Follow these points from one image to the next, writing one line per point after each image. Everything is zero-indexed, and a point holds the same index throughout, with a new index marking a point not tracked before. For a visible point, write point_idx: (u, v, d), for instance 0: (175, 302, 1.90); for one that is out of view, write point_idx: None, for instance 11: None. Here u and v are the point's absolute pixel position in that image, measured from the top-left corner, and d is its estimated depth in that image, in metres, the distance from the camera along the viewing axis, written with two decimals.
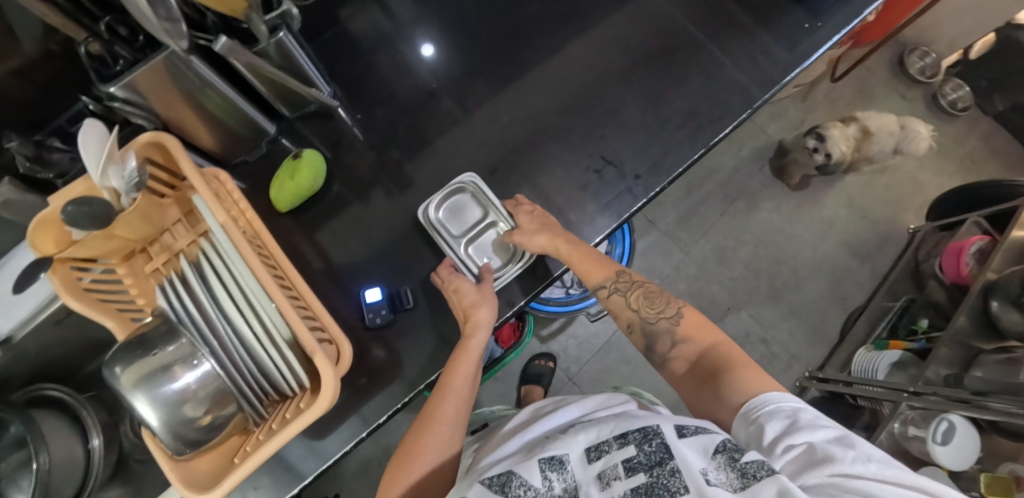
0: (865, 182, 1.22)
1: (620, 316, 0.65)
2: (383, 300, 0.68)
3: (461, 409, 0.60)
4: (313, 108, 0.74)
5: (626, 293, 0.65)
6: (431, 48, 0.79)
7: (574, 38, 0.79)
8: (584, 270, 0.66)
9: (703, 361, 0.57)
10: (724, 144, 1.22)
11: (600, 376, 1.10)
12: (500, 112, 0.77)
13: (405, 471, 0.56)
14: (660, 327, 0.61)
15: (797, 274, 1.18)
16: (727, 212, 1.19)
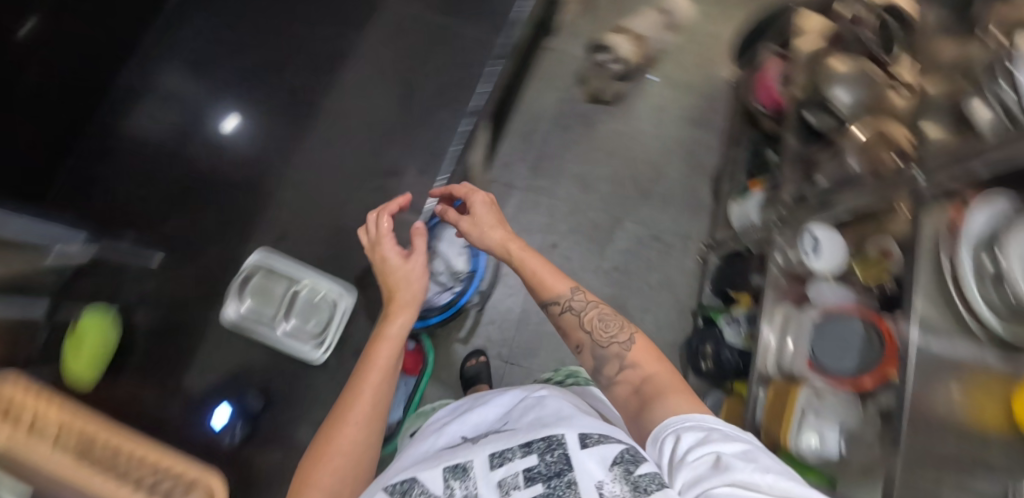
0: (673, 56, 1.29)
1: (572, 334, 0.70)
2: (230, 419, 0.93)
3: (377, 406, 0.65)
4: (98, 268, 0.99)
5: (580, 315, 0.70)
6: (235, 120, 1.12)
7: (336, 79, 1.15)
8: (540, 284, 0.73)
9: (645, 387, 0.59)
10: (538, 82, 1.24)
11: (532, 344, 1.12)
12: (306, 147, 1.11)
13: (318, 472, 0.59)
14: (611, 350, 0.65)
15: (655, 164, 1.23)
16: (570, 141, 1.22)
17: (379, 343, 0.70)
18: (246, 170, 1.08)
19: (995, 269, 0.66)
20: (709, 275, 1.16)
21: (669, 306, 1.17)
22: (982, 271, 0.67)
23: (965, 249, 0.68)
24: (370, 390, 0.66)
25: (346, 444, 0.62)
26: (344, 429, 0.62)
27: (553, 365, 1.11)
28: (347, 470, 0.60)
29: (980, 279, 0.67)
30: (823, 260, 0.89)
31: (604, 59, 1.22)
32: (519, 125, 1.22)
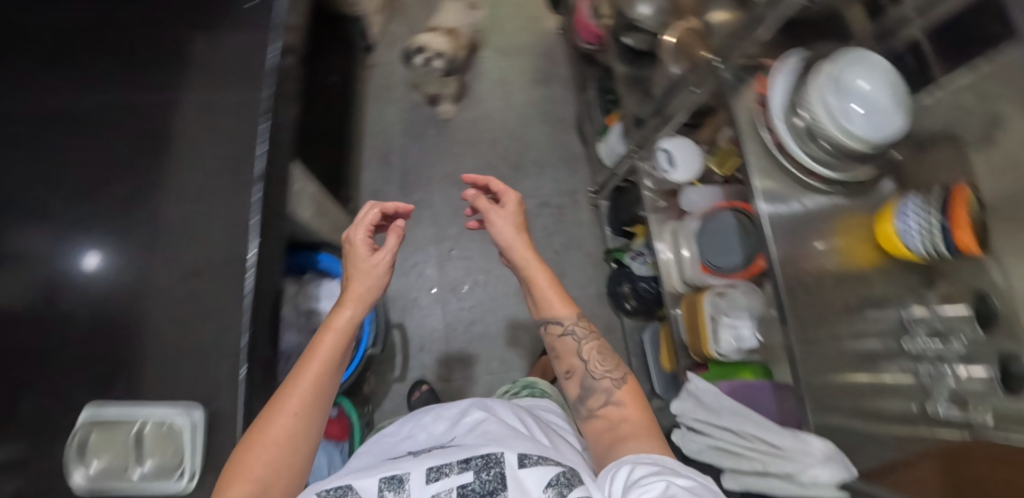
0: (496, 29, 1.32)
1: (567, 359, 0.74)
2: None
3: (318, 399, 0.61)
4: None
5: (577, 344, 0.75)
6: (92, 256, 0.79)
7: (169, 154, 0.84)
8: (554, 306, 0.76)
9: (620, 426, 0.65)
10: (376, 100, 1.24)
11: (467, 353, 1.12)
12: (171, 257, 0.78)
13: (250, 460, 0.54)
14: (599, 383, 0.70)
15: (517, 135, 1.24)
16: (430, 146, 1.22)
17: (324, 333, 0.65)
18: (91, 303, 0.76)
19: (808, 123, 0.67)
20: (604, 218, 1.17)
21: (581, 262, 1.19)
22: (797, 129, 0.69)
23: (780, 114, 0.69)
24: (309, 382, 0.61)
25: (276, 437, 0.56)
26: (275, 420, 0.57)
27: (493, 361, 1.13)
28: (276, 468, 0.55)
29: (800, 137, 0.69)
30: (681, 172, 0.89)
31: (418, 63, 1.17)
32: (373, 149, 1.20)
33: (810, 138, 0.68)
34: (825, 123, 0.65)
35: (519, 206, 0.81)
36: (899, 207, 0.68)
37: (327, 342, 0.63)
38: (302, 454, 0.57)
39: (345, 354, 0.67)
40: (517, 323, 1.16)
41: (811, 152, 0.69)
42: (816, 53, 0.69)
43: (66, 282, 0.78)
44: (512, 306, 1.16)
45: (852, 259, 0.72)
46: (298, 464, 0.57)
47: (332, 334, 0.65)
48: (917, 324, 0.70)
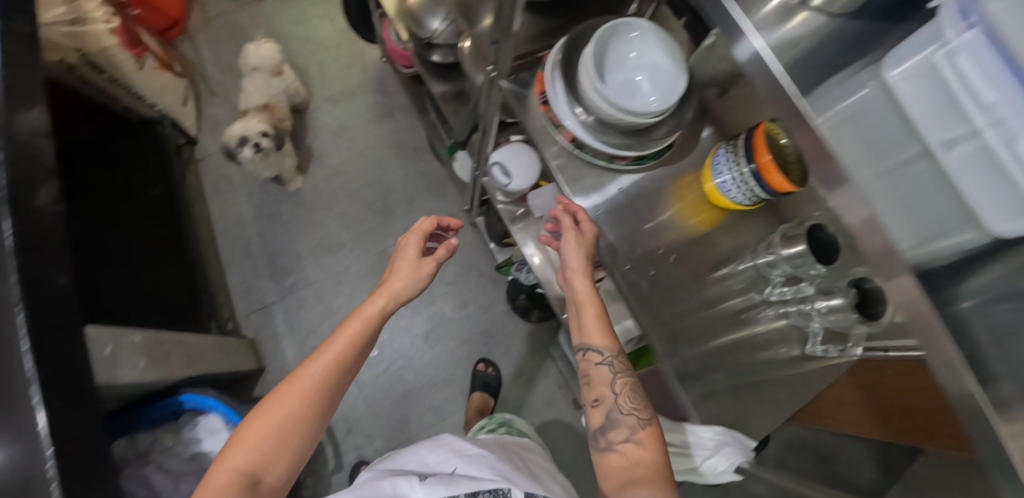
0: (321, 77, 1.25)
1: (594, 386, 0.60)
2: None
3: (331, 388, 0.58)
4: None
5: (615, 373, 0.60)
6: None
7: None
8: (592, 327, 0.62)
9: (636, 472, 0.52)
10: (218, 193, 1.16)
11: (397, 417, 1.09)
12: None
13: (258, 433, 0.54)
14: (625, 418, 0.57)
15: (375, 180, 1.19)
16: (289, 222, 1.15)
17: (349, 319, 0.62)
18: None
19: (593, 114, 0.61)
20: (485, 235, 1.13)
21: (480, 284, 1.16)
22: (585, 123, 0.62)
23: (566, 110, 0.61)
24: (323, 369, 0.58)
25: (285, 413, 0.55)
26: (290, 393, 0.56)
27: (425, 414, 1.10)
28: (279, 445, 0.54)
29: (591, 130, 0.62)
30: (518, 179, 0.84)
31: (251, 156, 1.02)
32: (232, 247, 1.13)
33: (602, 128, 0.62)
34: (607, 110, 0.59)
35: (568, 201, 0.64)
36: (714, 160, 0.64)
37: (352, 329, 0.60)
38: (304, 436, 0.56)
39: (370, 342, 0.64)
40: (438, 368, 1.12)
41: (608, 142, 0.63)
42: (578, 36, 0.62)
43: None
44: (426, 354, 1.12)
45: (692, 223, 0.69)
46: (299, 449, 0.56)
47: (359, 319, 0.61)
48: (774, 271, 0.66)
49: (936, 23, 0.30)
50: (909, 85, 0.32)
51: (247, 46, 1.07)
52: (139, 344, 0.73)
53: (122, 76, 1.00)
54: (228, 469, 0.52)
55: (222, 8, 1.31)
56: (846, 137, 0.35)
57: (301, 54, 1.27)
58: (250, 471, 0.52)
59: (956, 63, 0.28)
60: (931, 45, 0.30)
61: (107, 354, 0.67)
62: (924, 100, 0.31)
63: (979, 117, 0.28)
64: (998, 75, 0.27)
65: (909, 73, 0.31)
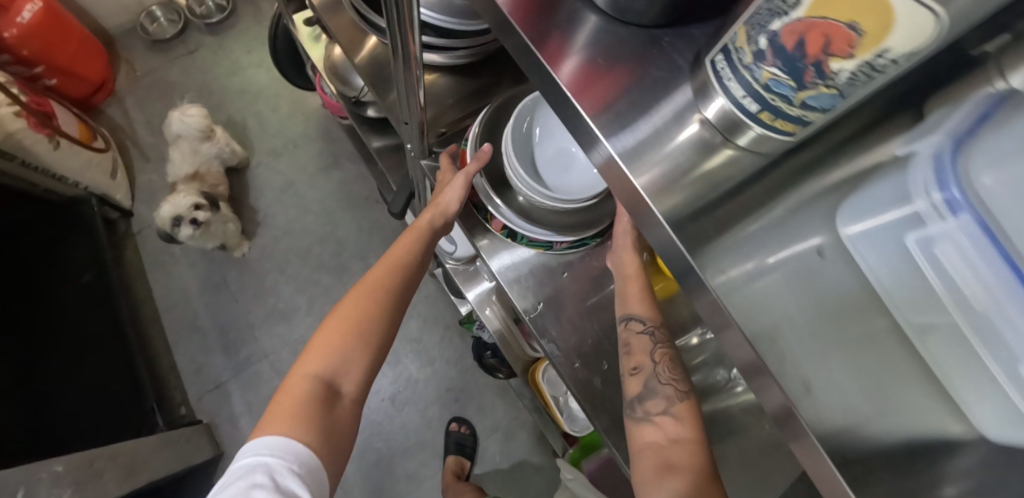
0: (261, 131, 1.18)
1: (634, 355, 0.49)
2: None
3: (399, 300, 0.52)
4: None
5: (657, 341, 0.49)
6: None
7: None
8: (635, 296, 0.50)
9: (675, 459, 0.41)
10: (160, 266, 1.09)
11: (370, 489, 1.03)
12: None
13: (326, 343, 0.49)
14: (663, 389, 0.47)
15: (326, 236, 1.12)
16: (238, 290, 1.09)
17: (407, 231, 0.54)
18: None
19: (522, 197, 0.53)
20: (445, 288, 1.07)
21: (446, 337, 1.11)
22: (518, 209, 0.54)
23: (489, 195, 0.54)
24: (391, 280, 0.52)
25: (353, 318, 0.50)
26: (359, 296, 0.51)
27: (399, 482, 1.04)
28: (347, 365, 0.49)
29: (526, 215, 0.53)
30: (463, 247, 0.74)
31: (190, 232, 0.96)
32: (177, 324, 1.06)
33: (540, 212, 0.53)
34: (532, 195, 0.51)
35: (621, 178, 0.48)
36: None
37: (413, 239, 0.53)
38: (377, 349, 0.51)
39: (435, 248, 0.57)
40: (409, 430, 1.07)
41: (551, 225, 0.53)
42: (497, 120, 0.57)
43: None
44: (395, 417, 1.07)
45: None
46: (372, 365, 0.50)
47: (420, 228, 0.54)
48: None
49: (899, 179, 0.22)
50: (870, 250, 0.24)
51: (173, 112, 1.03)
52: (61, 473, 0.67)
53: (36, 159, 0.92)
54: (304, 376, 0.47)
55: (151, 64, 1.24)
56: (786, 309, 0.26)
57: (237, 107, 1.20)
58: (326, 377, 0.48)
59: (936, 251, 0.21)
60: (898, 209, 0.22)
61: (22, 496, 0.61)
62: (888, 273, 0.23)
63: (963, 318, 0.21)
64: (999, 282, 0.19)
65: (870, 236, 0.23)
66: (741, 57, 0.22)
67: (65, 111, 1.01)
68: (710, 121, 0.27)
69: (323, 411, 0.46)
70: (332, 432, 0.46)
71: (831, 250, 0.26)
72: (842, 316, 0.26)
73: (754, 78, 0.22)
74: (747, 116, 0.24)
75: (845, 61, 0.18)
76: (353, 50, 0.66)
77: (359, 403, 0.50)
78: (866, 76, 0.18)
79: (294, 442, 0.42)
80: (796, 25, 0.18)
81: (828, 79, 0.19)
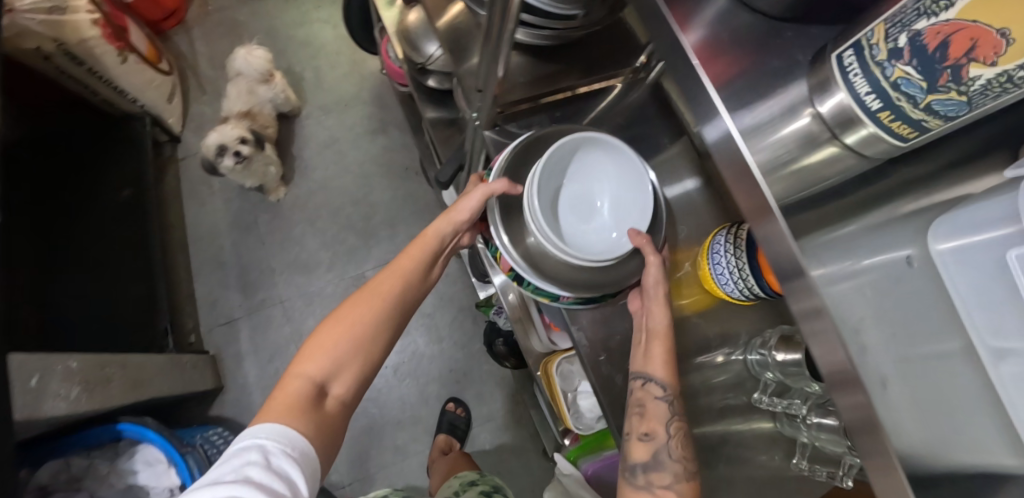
0: (316, 85, 1.20)
1: (645, 420, 0.49)
2: None
3: (402, 303, 0.54)
4: None
5: (673, 413, 0.49)
6: None
7: None
8: (655, 356, 0.50)
9: None
10: (197, 196, 1.11)
11: (357, 452, 1.04)
12: None
13: (324, 344, 0.50)
14: (672, 464, 0.47)
15: (360, 198, 1.13)
16: (266, 234, 1.10)
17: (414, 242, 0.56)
18: None
19: (533, 237, 0.52)
20: (468, 268, 1.07)
21: (458, 319, 1.11)
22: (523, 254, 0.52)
23: (496, 222, 0.54)
24: (397, 285, 0.54)
25: (355, 324, 0.51)
26: (361, 303, 0.52)
27: (385, 451, 1.04)
28: (344, 364, 0.51)
29: (532, 259, 0.52)
30: None
31: (231, 165, 0.96)
32: (203, 255, 1.07)
33: (547, 261, 0.52)
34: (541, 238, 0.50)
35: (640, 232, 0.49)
36: (711, 245, 0.59)
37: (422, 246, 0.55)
38: (372, 353, 0.53)
39: (443, 256, 0.59)
40: (406, 403, 1.07)
41: (558, 274, 0.52)
42: (533, 150, 0.57)
43: None
44: (395, 388, 1.07)
45: (681, 303, 0.63)
46: (369, 366, 0.53)
47: (431, 237, 0.56)
48: (766, 373, 0.60)
49: (1012, 199, 0.22)
50: (955, 267, 0.24)
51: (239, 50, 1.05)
52: (74, 371, 0.68)
53: (102, 70, 0.94)
54: (298, 376, 0.49)
55: (224, 2, 1.26)
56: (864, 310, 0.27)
57: (299, 58, 1.22)
58: (321, 378, 0.49)
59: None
60: (1001, 229, 0.22)
61: (36, 383, 0.62)
62: (979, 295, 0.23)
63: None
64: None
65: (963, 256, 0.24)
66: (873, 54, 0.22)
67: (137, 29, 1.04)
68: (823, 116, 0.27)
69: (314, 410, 0.48)
70: (324, 430, 0.47)
71: (921, 261, 0.27)
72: (917, 338, 0.26)
73: (884, 76, 0.22)
74: (865, 113, 0.24)
75: (986, 68, 0.19)
76: (435, 15, 0.67)
77: (349, 404, 0.52)
78: (1002, 85, 0.19)
79: (290, 432, 0.44)
80: (943, 26, 0.19)
81: (963, 84, 0.20)
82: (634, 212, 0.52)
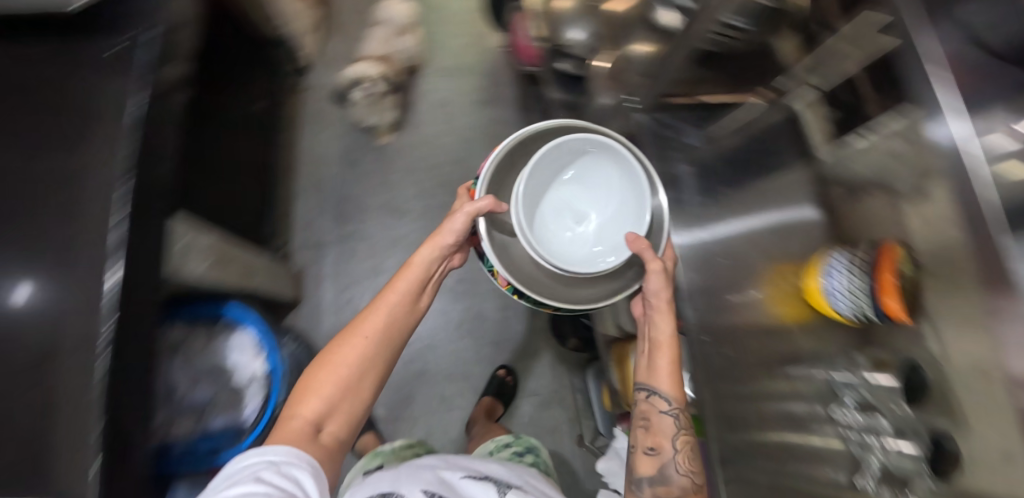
0: (438, 45, 1.24)
1: (654, 433, 0.61)
2: None
3: (392, 331, 0.63)
4: None
5: (679, 428, 0.61)
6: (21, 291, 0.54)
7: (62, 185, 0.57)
8: (665, 372, 0.62)
9: None
10: (311, 125, 1.18)
11: (406, 393, 1.09)
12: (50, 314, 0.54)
13: (317, 383, 0.60)
14: (678, 476, 0.59)
15: (459, 160, 1.18)
16: (367, 174, 1.16)
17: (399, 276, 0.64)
18: None
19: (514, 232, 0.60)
20: None
21: None
22: (516, 265, 0.61)
23: (485, 235, 0.61)
24: (385, 318, 0.63)
25: (347, 362, 0.61)
26: (350, 344, 0.61)
27: (432, 400, 1.09)
28: (348, 390, 0.61)
29: (517, 263, 0.60)
30: None
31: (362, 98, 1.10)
32: (307, 180, 1.14)
33: (542, 269, 0.61)
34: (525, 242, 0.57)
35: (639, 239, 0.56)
36: (827, 263, 0.62)
37: (409, 281, 0.64)
38: (361, 387, 0.62)
39: (430, 282, 0.68)
40: (460, 360, 1.11)
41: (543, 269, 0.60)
42: (519, 151, 0.63)
43: None
44: (453, 343, 1.12)
45: (778, 312, 0.68)
46: (370, 384, 0.63)
47: (416, 273, 0.64)
48: (846, 392, 0.59)
49: None
50: None
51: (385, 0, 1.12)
52: (205, 248, 0.75)
53: None
54: (297, 415, 0.58)
55: None
56: None
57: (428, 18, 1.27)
58: (315, 417, 0.58)
59: None
60: None
61: (178, 248, 0.69)
62: None
63: None
64: None
65: None
66: None
67: None
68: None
69: (309, 441, 0.56)
70: (326, 457, 0.57)
71: None
72: None
73: None
74: None
75: None
76: None
77: (343, 436, 0.61)
78: None
79: (293, 451, 0.53)
80: None
81: None
82: (622, 223, 0.60)
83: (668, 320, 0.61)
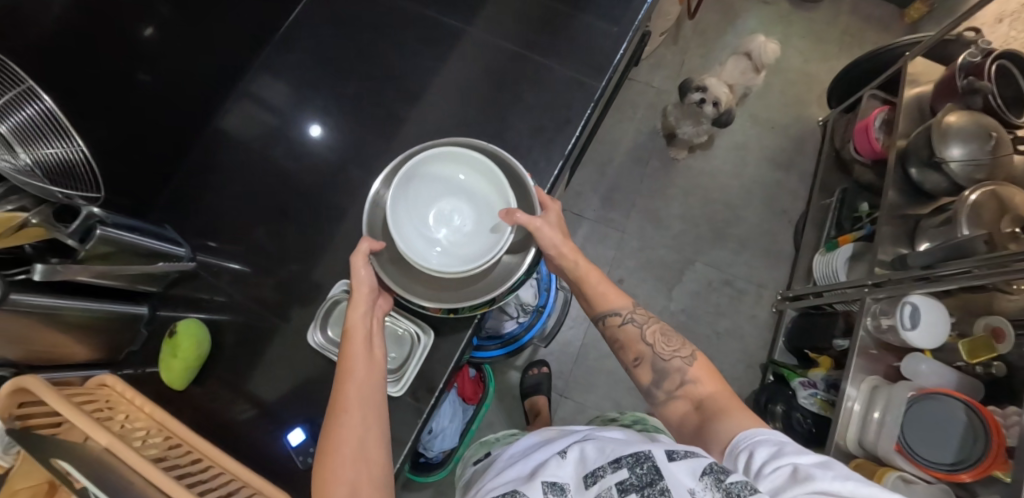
0: (761, 96, 1.26)
1: (631, 348, 0.63)
2: (307, 438, 0.71)
3: (371, 383, 0.54)
4: (176, 275, 0.79)
5: (643, 332, 0.63)
6: (317, 128, 0.88)
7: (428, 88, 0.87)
8: (604, 293, 0.64)
9: (703, 406, 0.54)
10: (619, 113, 1.23)
11: (588, 381, 1.10)
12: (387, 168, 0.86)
13: (328, 471, 0.47)
14: (669, 362, 0.59)
15: (732, 207, 1.19)
16: (647, 176, 1.20)
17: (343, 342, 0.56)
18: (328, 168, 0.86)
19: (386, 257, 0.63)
20: (783, 329, 1.10)
21: (737, 355, 1.12)
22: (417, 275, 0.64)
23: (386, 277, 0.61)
24: (359, 375, 0.53)
25: (350, 433, 0.49)
26: (344, 417, 0.50)
27: (607, 402, 1.09)
28: (362, 454, 0.49)
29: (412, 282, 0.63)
30: (921, 336, 0.81)
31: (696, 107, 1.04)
32: (595, 155, 1.21)
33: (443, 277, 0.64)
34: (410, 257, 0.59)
35: (511, 211, 0.59)
36: None
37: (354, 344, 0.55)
38: (378, 448, 0.50)
39: (379, 336, 0.59)
40: None
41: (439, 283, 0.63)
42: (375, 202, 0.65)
43: (295, 145, 0.87)
44: None
45: None
46: (380, 442, 0.51)
47: (357, 332, 0.56)
48: None
49: None
50: None
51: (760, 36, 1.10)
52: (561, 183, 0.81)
53: None
54: None
55: None
56: None
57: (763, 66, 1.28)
58: None
59: None
60: None
61: None
62: None
63: None
64: None
65: None
66: None
67: None
68: None
69: None
70: None
71: None
72: None
73: None
74: None
75: None
76: None
77: None
78: None
79: None
80: None
81: None
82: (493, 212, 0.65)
83: (581, 264, 0.63)
